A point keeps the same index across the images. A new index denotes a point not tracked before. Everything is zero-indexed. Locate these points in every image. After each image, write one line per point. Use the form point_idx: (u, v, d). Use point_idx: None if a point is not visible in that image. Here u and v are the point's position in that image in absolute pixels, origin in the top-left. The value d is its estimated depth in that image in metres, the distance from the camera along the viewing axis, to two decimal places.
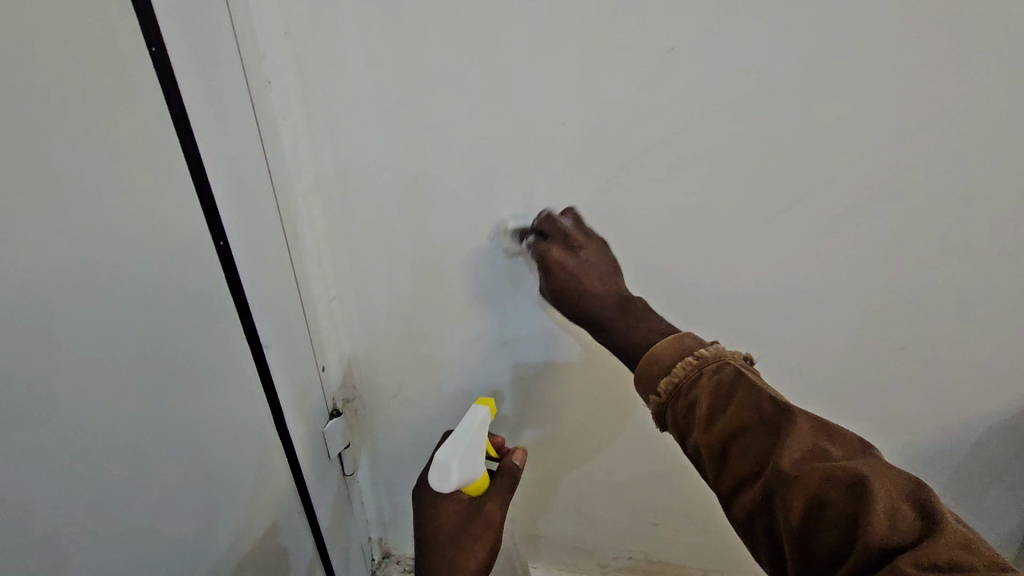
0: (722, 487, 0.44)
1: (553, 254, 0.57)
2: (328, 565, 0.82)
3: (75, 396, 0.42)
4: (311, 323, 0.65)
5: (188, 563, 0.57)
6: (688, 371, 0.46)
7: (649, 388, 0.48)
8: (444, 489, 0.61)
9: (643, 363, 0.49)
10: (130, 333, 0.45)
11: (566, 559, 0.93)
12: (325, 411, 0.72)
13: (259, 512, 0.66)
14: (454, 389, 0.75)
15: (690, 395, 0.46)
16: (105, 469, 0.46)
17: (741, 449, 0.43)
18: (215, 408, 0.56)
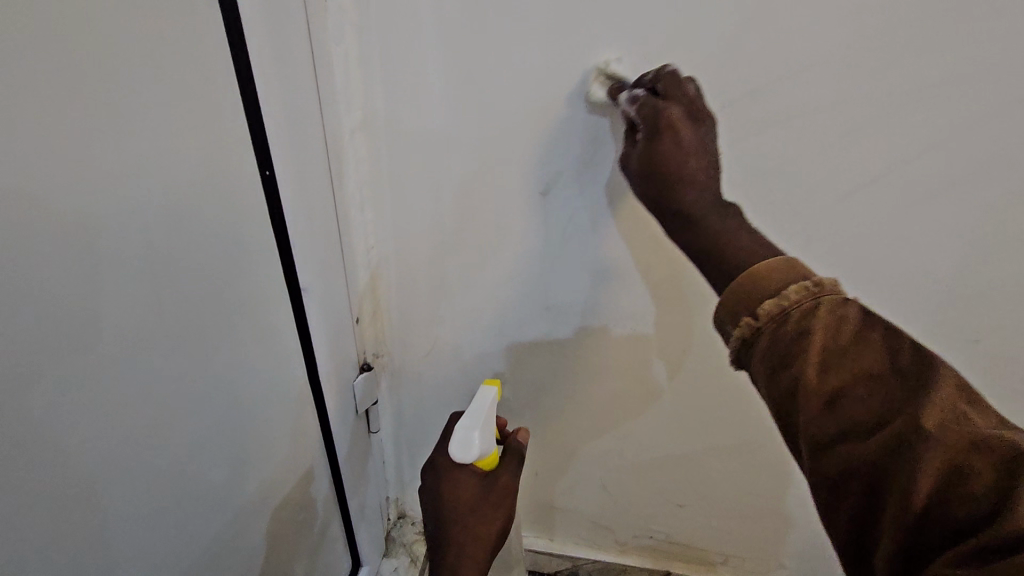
0: (813, 437, 0.36)
1: (673, 115, 0.46)
2: (348, 524, 0.81)
3: (129, 335, 0.39)
4: (349, 267, 0.64)
5: (229, 519, 0.54)
6: (802, 298, 0.39)
7: (742, 309, 0.41)
8: (467, 457, 0.59)
9: (744, 278, 0.41)
10: (185, 278, 0.43)
11: (583, 533, 0.91)
12: (356, 365, 0.72)
13: (292, 469, 0.64)
14: (487, 352, 0.73)
15: (799, 325, 0.38)
16: (162, 420, 0.43)
17: (861, 395, 0.35)
18: (260, 361, 0.54)
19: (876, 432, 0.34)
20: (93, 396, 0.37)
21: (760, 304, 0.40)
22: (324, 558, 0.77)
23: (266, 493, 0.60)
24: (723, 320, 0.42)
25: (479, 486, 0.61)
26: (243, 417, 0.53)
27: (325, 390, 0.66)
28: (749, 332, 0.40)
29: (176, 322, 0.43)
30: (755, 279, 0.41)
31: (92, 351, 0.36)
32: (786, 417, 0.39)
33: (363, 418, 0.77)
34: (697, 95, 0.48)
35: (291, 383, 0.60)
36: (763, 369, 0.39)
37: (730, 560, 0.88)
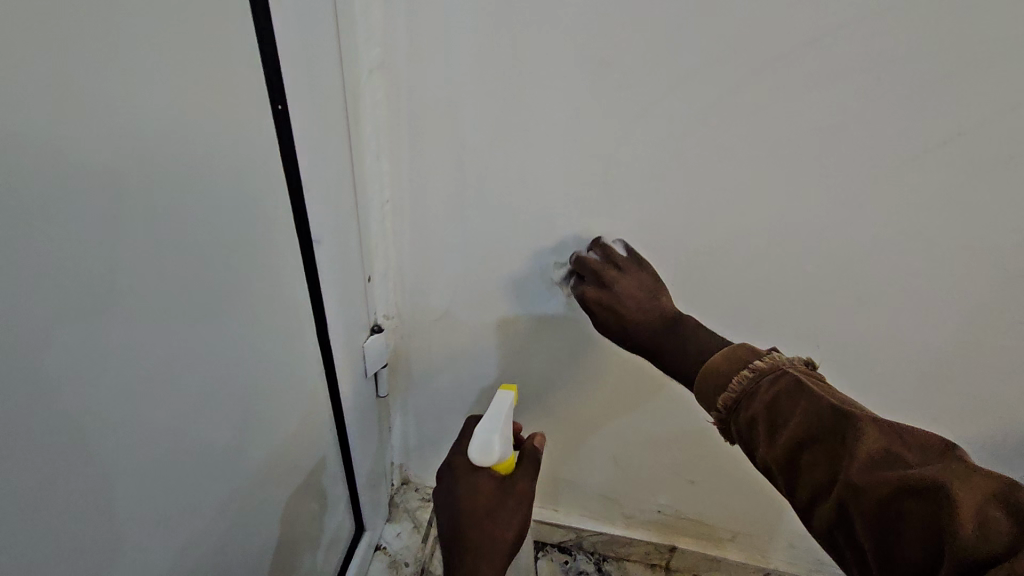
0: (798, 503, 0.40)
1: (588, 295, 0.58)
2: (355, 490, 0.79)
3: (137, 284, 0.35)
4: (362, 218, 0.60)
5: (236, 483, 0.52)
6: (744, 385, 0.44)
7: (711, 408, 0.47)
8: (488, 459, 0.59)
9: (703, 380, 0.48)
10: (194, 233, 0.39)
11: (589, 506, 0.90)
12: (368, 326, 0.69)
13: (301, 436, 0.62)
14: (502, 320, 0.70)
15: (748, 411, 0.43)
16: (168, 386, 0.40)
17: (809, 461, 0.39)
18: (270, 328, 0.51)
19: (829, 490, 0.37)
20: (98, 358, 0.34)
21: (718, 401, 0.46)
22: (329, 523, 0.76)
23: (274, 460, 0.58)
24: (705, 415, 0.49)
25: (499, 489, 0.62)
26: (251, 386, 0.50)
27: (335, 353, 0.63)
28: (722, 424, 0.46)
29: (183, 282, 0.39)
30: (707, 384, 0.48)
31: (99, 309, 0.33)
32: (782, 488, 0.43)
33: (372, 382, 0.75)
34: (601, 260, 0.59)
35: (302, 349, 0.58)
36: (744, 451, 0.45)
37: (739, 536, 0.86)
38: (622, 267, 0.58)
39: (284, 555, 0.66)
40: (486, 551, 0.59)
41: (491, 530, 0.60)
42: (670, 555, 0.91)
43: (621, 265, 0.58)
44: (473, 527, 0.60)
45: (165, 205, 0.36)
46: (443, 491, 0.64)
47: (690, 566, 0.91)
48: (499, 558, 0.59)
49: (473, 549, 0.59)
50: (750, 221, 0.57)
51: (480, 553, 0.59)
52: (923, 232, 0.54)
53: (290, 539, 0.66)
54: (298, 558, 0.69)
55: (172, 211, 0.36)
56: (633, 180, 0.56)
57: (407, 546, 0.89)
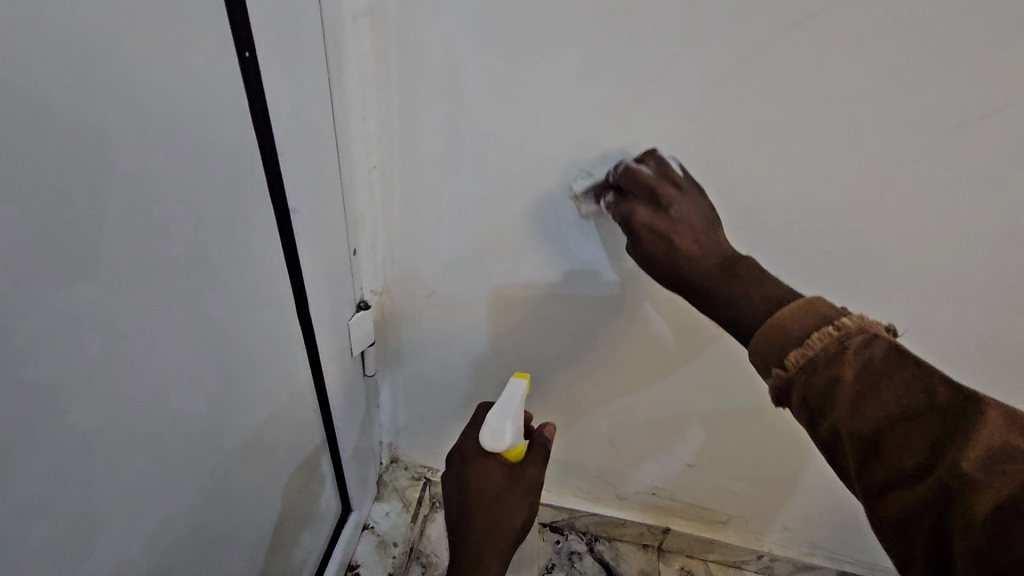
0: (867, 489, 0.36)
1: (638, 216, 0.49)
2: (339, 471, 0.76)
3: (74, 258, 0.31)
4: (346, 186, 0.56)
5: (203, 473, 0.48)
6: (827, 344, 0.38)
7: (772, 360, 0.40)
8: (499, 447, 0.56)
9: (767, 326, 0.41)
10: (147, 206, 0.34)
11: (583, 486, 0.88)
12: (354, 302, 0.65)
13: (283, 419, 0.59)
14: (498, 296, 0.67)
15: (829, 371, 0.37)
16: (119, 375, 0.36)
17: (903, 441, 0.34)
18: (246, 308, 0.47)
19: (921, 475, 0.33)
20: (27, 347, 0.29)
21: (786, 356, 0.39)
22: (314, 505, 0.73)
23: (254, 445, 0.55)
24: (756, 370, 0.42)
25: (501, 479, 0.59)
26: (224, 370, 0.47)
27: (320, 333, 0.59)
28: (781, 381, 0.40)
29: (136, 258, 0.35)
30: (768, 334, 0.41)
31: (26, 291, 0.29)
32: (840, 467, 0.38)
33: (359, 360, 0.71)
34: (655, 174, 0.50)
35: (282, 328, 0.54)
36: (806, 418, 0.39)
37: (732, 520, 0.85)
38: (679, 186, 0.50)
39: (266, 540, 0.63)
40: (494, 538, 0.58)
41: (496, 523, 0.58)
42: (663, 536, 0.89)
43: (678, 184, 0.50)
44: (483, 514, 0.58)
45: (107, 175, 0.31)
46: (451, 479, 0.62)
47: (682, 547, 0.90)
48: (508, 545, 0.58)
49: (480, 535, 0.58)
50: (764, 197, 0.53)
51: (489, 542, 0.58)
52: (945, 217, 0.51)
53: (272, 523, 0.64)
54: (281, 541, 0.67)
55: (117, 181, 0.32)
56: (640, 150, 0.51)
57: (396, 527, 0.88)
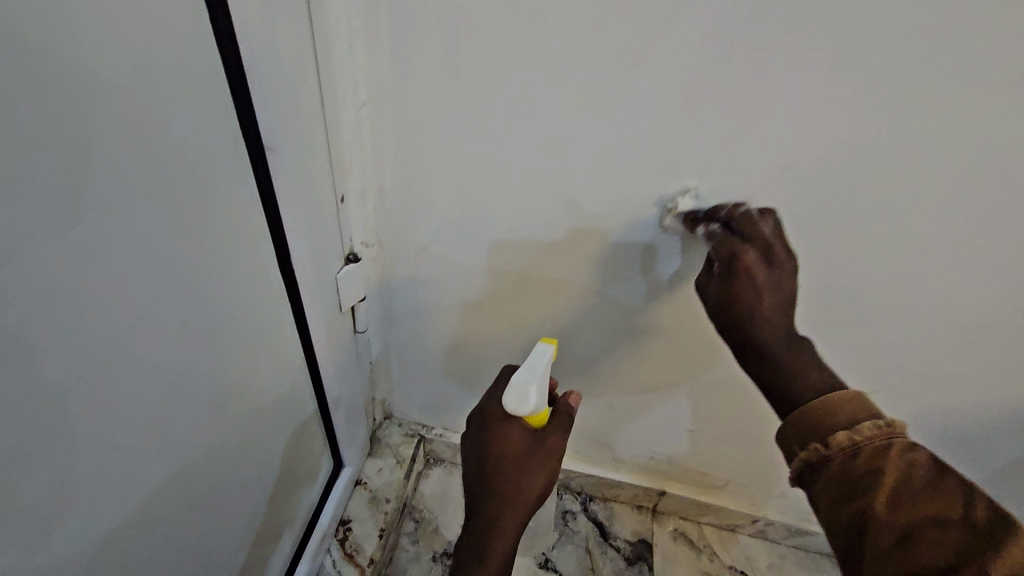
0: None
1: (748, 258, 0.48)
2: (330, 429, 0.74)
3: (34, 205, 0.27)
4: (332, 126, 0.50)
5: (190, 440, 0.46)
6: (875, 434, 0.41)
7: (812, 436, 0.43)
8: (522, 409, 0.58)
9: (816, 404, 0.43)
10: (78, 136, 0.28)
11: (579, 448, 0.87)
12: (342, 254, 0.61)
13: (268, 376, 0.55)
14: (498, 250, 0.63)
15: (872, 461, 0.40)
16: (64, 345, 0.31)
17: (931, 542, 0.36)
18: (218, 264, 0.42)
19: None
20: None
21: (830, 435, 0.42)
22: (304, 463, 0.71)
23: (238, 408, 0.52)
24: (791, 441, 0.44)
25: (526, 445, 0.58)
26: (194, 330, 0.42)
27: (306, 284, 0.55)
28: (817, 457, 0.42)
29: (67, 200, 0.28)
30: (812, 407, 0.43)
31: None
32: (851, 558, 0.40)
33: (349, 316, 0.68)
34: (772, 235, 0.51)
35: (262, 281, 0.49)
36: (830, 498, 0.41)
37: (728, 486, 0.85)
38: (787, 251, 0.51)
39: (253, 501, 0.61)
40: (510, 503, 0.56)
41: (514, 490, 0.57)
42: (658, 498, 0.89)
43: (788, 249, 0.51)
44: (504, 478, 0.57)
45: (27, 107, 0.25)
46: (472, 441, 0.61)
47: (678, 509, 0.90)
48: (523, 511, 0.57)
49: (497, 498, 0.56)
50: (794, 151, 0.48)
51: (504, 506, 0.56)
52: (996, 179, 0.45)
53: (259, 484, 0.61)
54: (269, 501, 0.65)
55: (39, 114, 0.26)
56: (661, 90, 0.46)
57: (388, 483, 0.86)
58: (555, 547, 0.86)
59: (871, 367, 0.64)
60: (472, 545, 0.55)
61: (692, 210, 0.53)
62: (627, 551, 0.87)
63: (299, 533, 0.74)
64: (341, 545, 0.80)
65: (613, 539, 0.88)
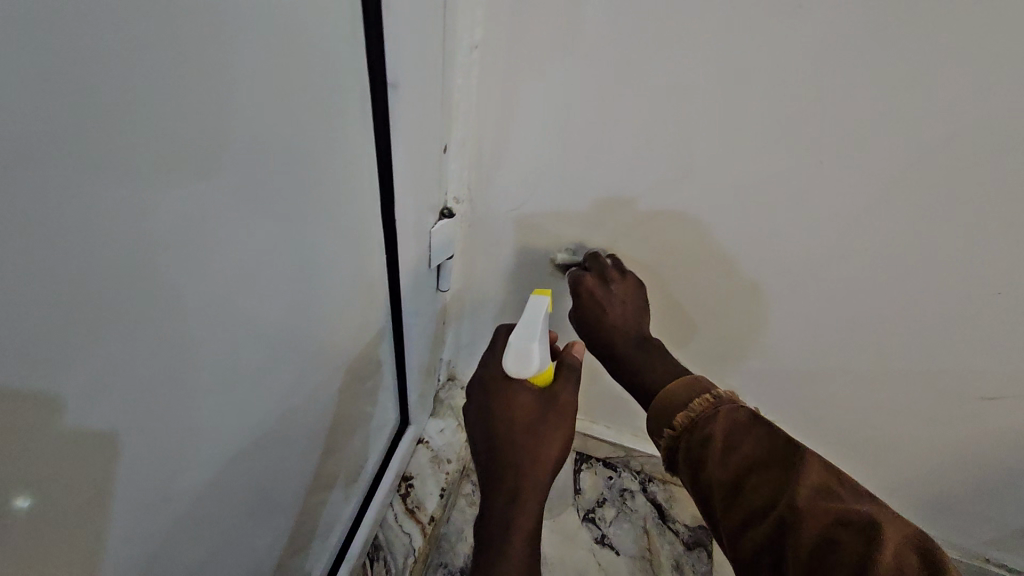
0: (731, 524, 0.44)
1: (586, 282, 0.60)
2: (402, 385, 0.75)
3: (178, 118, 0.26)
4: (447, 67, 0.48)
5: (281, 386, 0.46)
6: (706, 407, 0.49)
7: (665, 423, 0.51)
8: (526, 370, 0.57)
9: (660, 400, 0.53)
10: (220, 50, 0.27)
11: (645, 428, 0.84)
12: (437, 208, 0.59)
13: (352, 325, 0.55)
14: (588, 217, 0.60)
15: (703, 429, 0.47)
16: (174, 265, 0.29)
17: (757, 482, 0.43)
18: (324, 211, 0.41)
19: (768, 513, 0.41)
20: (37, 214, 0.21)
21: (673, 420, 0.50)
22: (372, 416, 0.71)
23: (324, 357, 0.52)
24: (653, 433, 0.53)
25: (537, 405, 0.57)
26: (296, 276, 0.41)
27: (403, 234, 0.54)
28: (670, 442, 0.50)
29: (198, 126, 0.27)
30: (658, 405, 0.53)
31: (26, 133, 0.20)
32: (711, 517, 0.46)
33: (435, 274, 0.67)
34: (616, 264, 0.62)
35: (358, 226, 0.47)
36: (685, 470, 0.48)
37: None
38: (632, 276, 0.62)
39: (324, 447, 0.61)
40: (527, 472, 0.54)
41: (540, 453, 0.54)
42: None
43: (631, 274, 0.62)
44: (517, 446, 0.55)
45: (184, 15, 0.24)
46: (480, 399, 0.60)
47: None
48: (545, 484, 0.55)
49: (514, 469, 0.54)
50: (936, 125, 0.44)
51: (523, 476, 0.54)
52: None
53: (331, 436, 0.62)
54: (338, 454, 0.65)
55: (191, 24, 0.24)
56: (815, 37, 0.42)
57: (450, 444, 0.87)
58: (611, 524, 0.85)
59: (987, 372, 0.59)
60: (499, 525, 0.53)
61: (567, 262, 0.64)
62: (685, 536, 0.85)
63: (366, 486, 0.75)
64: (402, 500, 0.81)
65: (672, 522, 0.86)
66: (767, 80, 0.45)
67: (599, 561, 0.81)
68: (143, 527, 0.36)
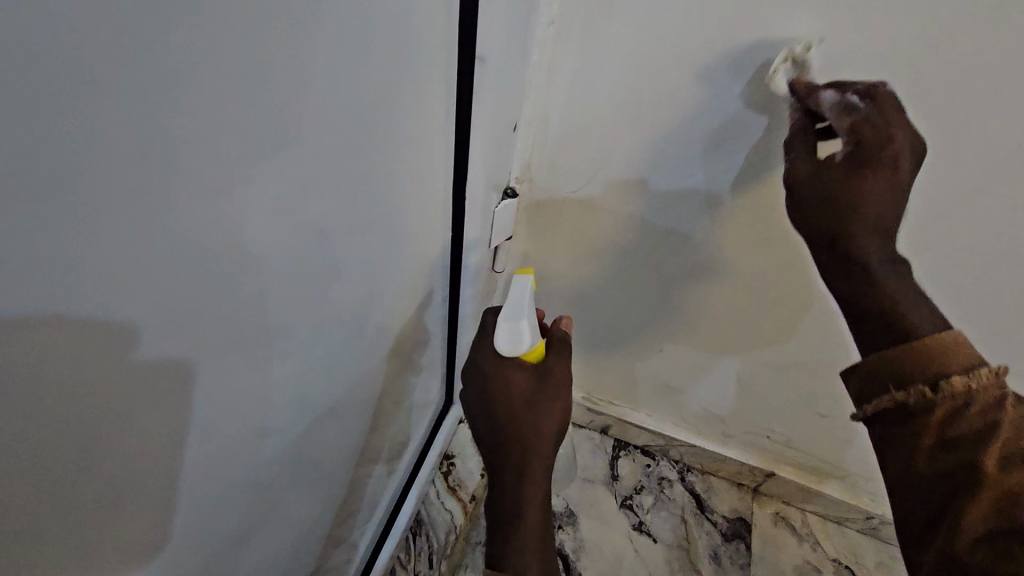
0: (968, 532, 0.36)
1: (896, 146, 0.40)
2: (449, 365, 0.75)
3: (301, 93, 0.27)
4: (527, 45, 0.48)
5: (350, 359, 0.46)
6: (989, 385, 0.38)
7: (920, 376, 0.39)
8: (519, 346, 0.56)
9: (925, 339, 0.39)
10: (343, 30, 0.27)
11: (687, 418, 0.84)
12: (503, 188, 0.59)
13: (414, 303, 0.55)
14: (652, 201, 0.59)
15: (987, 419, 0.37)
16: (278, 236, 0.30)
17: None
18: (401, 187, 0.41)
19: None
20: (173, 174, 0.22)
21: (942, 378, 0.38)
22: (419, 394, 0.71)
23: (387, 334, 0.52)
24: (885, 378, 0.40)
25: (532, 379, 0.55)
26: (372, 251, 0.42)
27: (467, 212, 0.53)
28: (918, 402, 0.39)
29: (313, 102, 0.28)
30: (927, 346, 0.39)
31: (173, 91, 0.20)
32: (930, 508, 0.39)
33: (492, 255, 0.67)
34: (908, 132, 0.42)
35: (428, 201, 0.47)
36: (926, 448, 0.39)
37: (777, 463, 0.83)
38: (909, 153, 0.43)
39: (376, 424, 0.61)
40: (529, 447, 0.52)
41: (539, 426, 0.53)
42: (763, 479, 0.85)
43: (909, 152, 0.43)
44: (516, 423, 0.53)
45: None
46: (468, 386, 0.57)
47: (783, 492, 0.86)
48: (545, 454, 0.53)
49: (518, 445, 0.52)
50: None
51: (527, 452, 0.52)
52: None
53: (383, 412, 0.62)
54: (387, 430, 0.66)
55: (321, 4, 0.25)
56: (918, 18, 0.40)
57: None
58: (649, 512, 0.85)
59: None
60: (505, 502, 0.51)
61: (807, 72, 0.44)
62: (724, 527, 0.85)
63: (409, 464, 0.77)
64: (444, 478, 0.85)
65: (710, 513, 0.86)
66: (864, 59, 0.43)
67: (636, 546, 0.81)
68: (217, 496, 0.36)
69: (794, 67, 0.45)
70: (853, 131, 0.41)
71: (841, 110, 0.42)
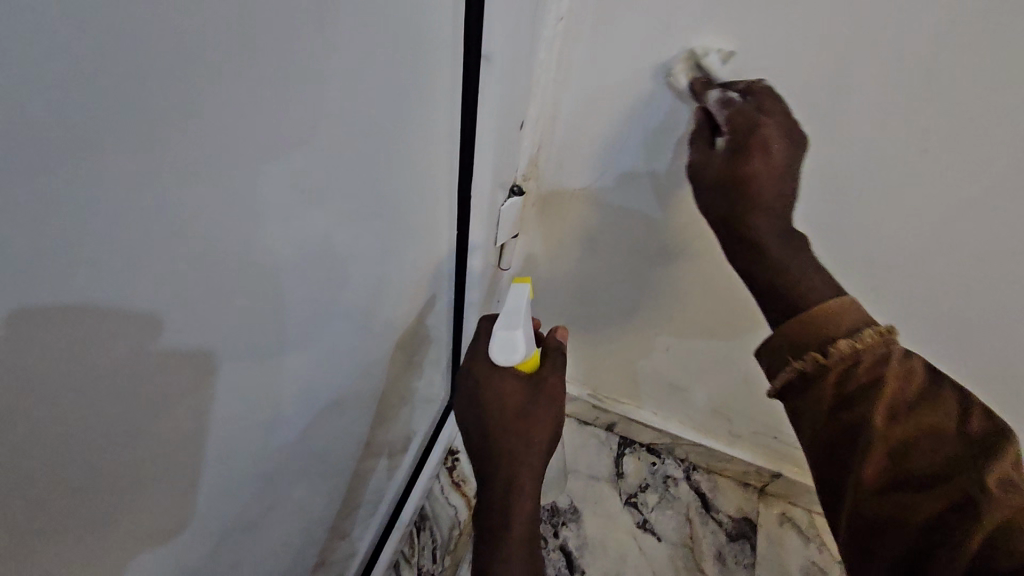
0: (869, 488, 0.38)
1: (766, 133, 0.43)
2: (455, 362, 0.75)
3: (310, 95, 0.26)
4: (536, 40, 0.47)
5: (353, 359, 0.46)
6: (876, 343, 0.40)
7: (812, 343, 0.41)
8: (513, 359, 0.53)
9: (814, 312, 0.42)
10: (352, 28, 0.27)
11: (696, 417, 0.83)
12: (509, 185, 0.58)
13: (418, 301, 0.55)
14: (657, 199, 0.58)
15: (875, 376, 0.39)
16: (284, 238, 0.30)
17: (925, 450, 0.37)
18: (407, 186, 0.41)
19: (939, 488, 0.36)
20: (179, 180, 0.21)
21: (831, 342, 0.41)
22: (424, 391, 0.71)
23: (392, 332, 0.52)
24: (787, 350, 0.43)
25: (527, 389, 0.55)
26: (377, 251, 0.41)
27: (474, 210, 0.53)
28: (814, 367, 0.41)
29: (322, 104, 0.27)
30: (815, 316, 0.42)
31: (178, 98, 0.19)
32: (836, 468, 0.40)
33: (498, 252, 0.66)
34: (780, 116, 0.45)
35: (434, 198, 0.46)
36: (825, 408, 0.40)
37: (784, 464, 0.82)
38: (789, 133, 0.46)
39: (379, 421, 0.61)
40: (519, 457, 0.52)
41: (529, 435, 0.53)
42: (770, 479, 0.85)
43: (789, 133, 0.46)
44: (508, 434, 0.53)
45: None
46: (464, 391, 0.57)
47: (789, 493, 0.85)
48: (538, 459, 0.53)
49: (507, 456, 0.52)
50: None
51: (516, 461, 0.52)
52: None
53: (387, 409, 0.62)
54: (391, 427, 0.66)
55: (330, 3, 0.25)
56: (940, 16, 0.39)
57: None
58: (654, 511, 0.85)
59: None
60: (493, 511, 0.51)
61: (707, 73, 0.46)
62: (729, 527, 0.84)
63: (413, 461, 0.77)
64: (449, 473, 0.85)
65: (715, 512, 0.86)
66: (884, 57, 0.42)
67: (640, 545, 0.81)
68: (221, 498, 0.36)
69: (695, 67, 0.47)
70: (727, 123, 0.44)
71: (722, 108, 0.45)
